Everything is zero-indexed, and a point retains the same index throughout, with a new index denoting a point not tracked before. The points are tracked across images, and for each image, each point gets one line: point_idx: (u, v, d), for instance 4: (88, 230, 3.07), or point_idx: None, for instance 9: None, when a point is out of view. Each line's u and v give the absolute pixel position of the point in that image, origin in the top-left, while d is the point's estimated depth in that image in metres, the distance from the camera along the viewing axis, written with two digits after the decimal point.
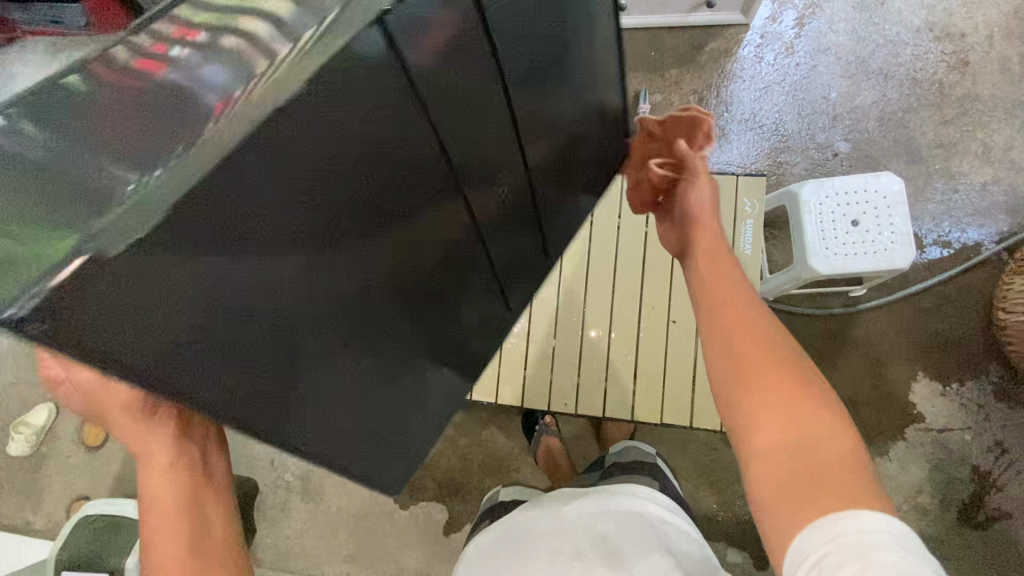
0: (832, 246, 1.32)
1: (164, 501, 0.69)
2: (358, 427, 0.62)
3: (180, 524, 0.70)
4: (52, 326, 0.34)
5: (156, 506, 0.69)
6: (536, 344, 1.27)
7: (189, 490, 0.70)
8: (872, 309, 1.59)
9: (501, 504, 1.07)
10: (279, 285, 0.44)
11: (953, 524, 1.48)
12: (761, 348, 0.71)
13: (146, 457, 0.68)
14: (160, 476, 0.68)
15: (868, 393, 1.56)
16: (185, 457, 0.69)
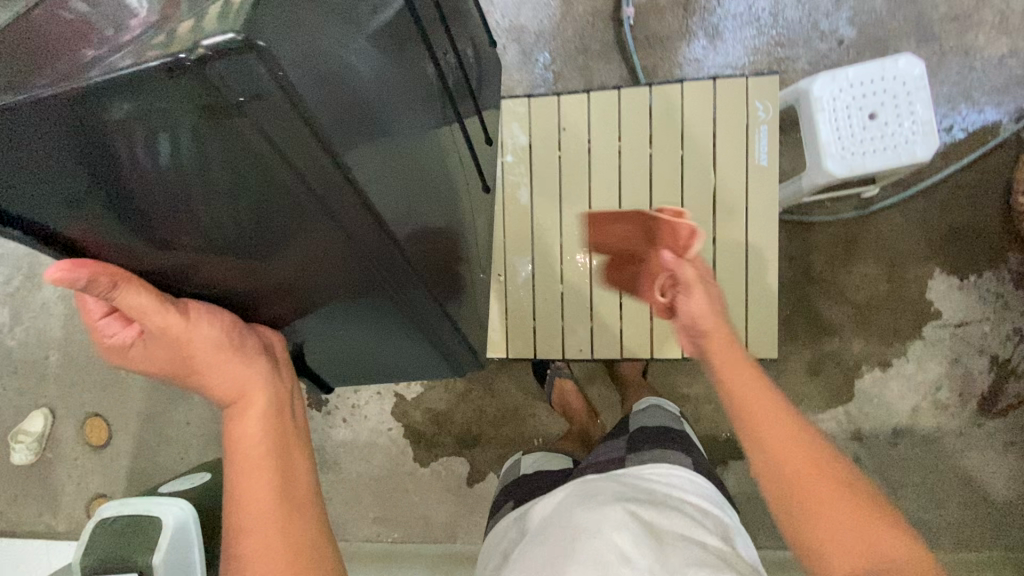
0: (849, 145, 1.21)
1: (257, 452, 0.76)
2: (414, 228, 0.74)
3: (274, 471, 0.76)
4: (215, 81, 0.43)
5: (247, 459, 0.76)
6: (540, 292, 1.14)
7: (278, 434, 0.78)
8: (887, 208, 1.50)
9: (523, 479, 1.02)
10: (328, 78, 0.56)
11: (971, 414, 1.50)
12: (808, 460, 0.72)
13: (239, 406, 0.77)
14: (250, 427, 0.76)
15: (883, 296, 1.52)
16: (279, 401, 0.79)
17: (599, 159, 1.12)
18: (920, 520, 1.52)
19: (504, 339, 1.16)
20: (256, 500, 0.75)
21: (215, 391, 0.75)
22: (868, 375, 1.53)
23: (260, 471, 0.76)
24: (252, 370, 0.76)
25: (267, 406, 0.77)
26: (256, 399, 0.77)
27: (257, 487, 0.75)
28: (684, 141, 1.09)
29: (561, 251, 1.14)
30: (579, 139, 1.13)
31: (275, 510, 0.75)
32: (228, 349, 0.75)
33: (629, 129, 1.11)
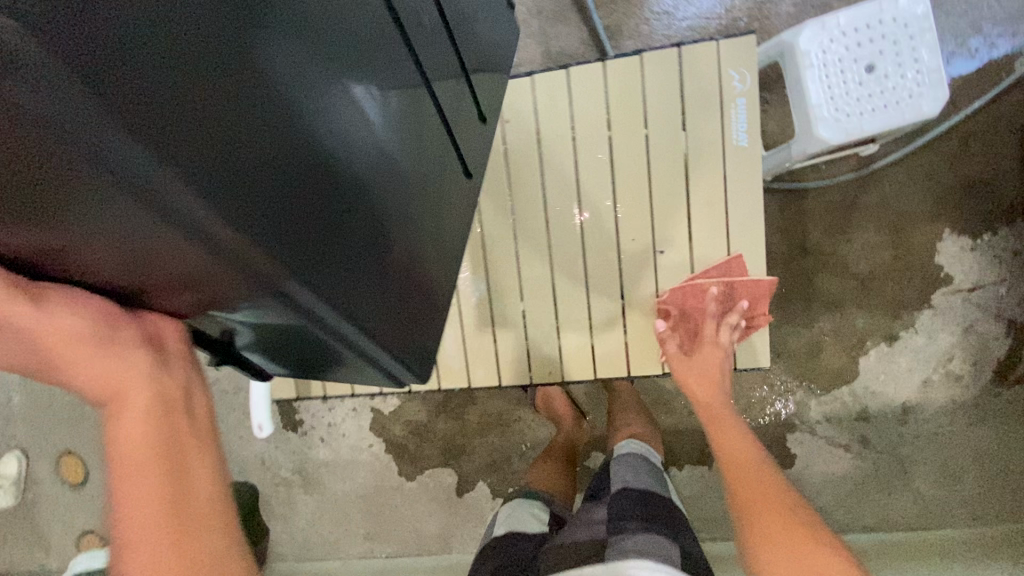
0: (843, 106, 1.04)
1: (138, 468, 0.56)
2: (342, 258, 0.58)
3: (166, 494, 0.57)
4: None
5: (127, 477, 0.56)
6: (497, 311, 1.01)
7: (173, 439, 0.58)
8: (888, 166, 1.34)
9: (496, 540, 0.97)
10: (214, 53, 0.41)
11: (986, 384, 1.38)
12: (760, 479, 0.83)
13: (116, 409, 0.57)
14: (131, 438, 0.56)
15: (887, 265, 1.37)
16: (170, 398, 0.59)
17: (551, 154, 0.96)
18: (932, 498, 1.44)
19: (463, 367, 1.03)
20: (142, 529, 0.56)
21: (88, 390, 0.57)
22: (874, 352, 1.41)
23: (142, 495, 0.56)
24: (131, 365, 0.57)
25: (150, 411, 0.57)
26: (135, 402, 0.57)
27: (141, 513, 0.56)
28: (647, 123, 0.93)
29: (519, 264, 0.99)
30: (525, 130, 0.96)
31: (169, 543, 0.56)
32: (95, 341, 0.55)
33: (582, 113, 0.94)
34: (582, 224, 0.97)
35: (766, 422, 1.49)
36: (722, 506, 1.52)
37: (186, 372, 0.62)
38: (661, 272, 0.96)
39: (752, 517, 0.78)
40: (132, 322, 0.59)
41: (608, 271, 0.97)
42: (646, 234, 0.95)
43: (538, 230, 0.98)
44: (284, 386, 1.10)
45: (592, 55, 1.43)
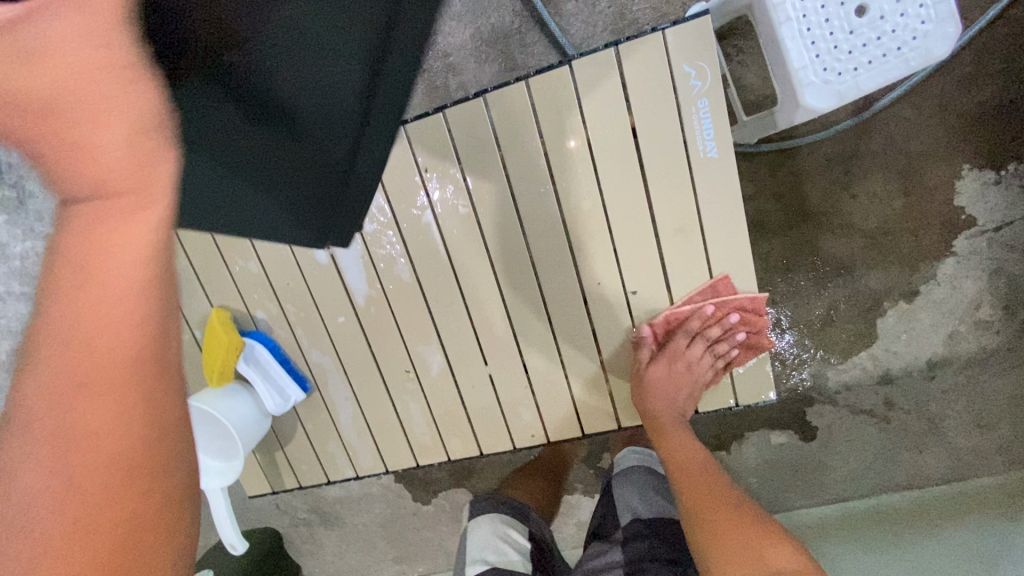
0: (832, 64, 0.85)
1: (93, 318, 0.40)
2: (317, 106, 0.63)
3: (123, 371, 0.41)
4: None
5: (82, 321, 0.40)
6: (466, 376, 0.92)
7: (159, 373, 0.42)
8: (890, 104, 1.15)
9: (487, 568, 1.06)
10: None
11: (1020, 326, 1.26)
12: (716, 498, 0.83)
13: (80, 221, 0.40)
14: (103, 269, 0.40)
15: (901, 216, 1.21)
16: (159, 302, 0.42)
17: (486, 197, 0.88)
18: (967, 450, 1.34)
19: (439, 440, 0.95)
20: (61, 401, 0.40)
21: (69, 174, 0.40)
22: (893, 313, 1.28)
23: (83, 351, 0.40)
24: (138, 155, 0.40)
25: (144, 252, 0.40)
26: (105, 216, 0.40)
27: (76, 386, 0.40)
28: (593, 142, 0.84)
29: (476, 320, 0.91)
30: (458, 175, 0.88)
31: (92, 431, 0.40)
32: (119, 98, 0.39)
33: (513, 146, 0.86)
34: (539, 264, 0.89)
35: (782, 398, 1.39)
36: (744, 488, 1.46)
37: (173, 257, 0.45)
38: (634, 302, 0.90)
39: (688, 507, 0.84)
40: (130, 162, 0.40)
41: (577, 310, 0.90)
42: (612, 264, 0.88)
43: (491, 278, 0.90)
44: (256, 482, 1.03)
45: (531, 28, 1.20)
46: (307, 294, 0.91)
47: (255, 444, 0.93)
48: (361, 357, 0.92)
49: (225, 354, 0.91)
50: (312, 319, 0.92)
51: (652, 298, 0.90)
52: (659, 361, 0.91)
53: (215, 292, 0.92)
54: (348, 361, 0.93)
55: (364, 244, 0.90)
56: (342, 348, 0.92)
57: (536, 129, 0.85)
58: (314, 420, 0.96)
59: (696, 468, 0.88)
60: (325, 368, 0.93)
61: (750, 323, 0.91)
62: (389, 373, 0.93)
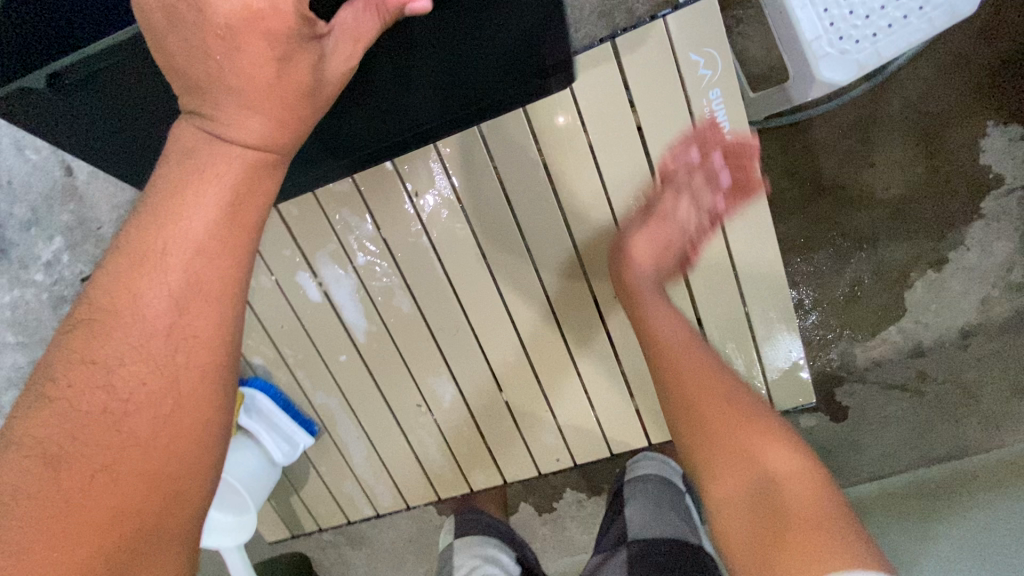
0: (849, 32, 0.80)
1: (193, 266, 0.50)
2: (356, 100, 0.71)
3: (209, 323, 0.51)
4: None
5: (180, 254, 0.50)
6: (481, 403, 0.87)
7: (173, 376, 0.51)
8: (903, 67, 1.09)
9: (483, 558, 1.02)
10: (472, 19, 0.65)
11: None
12: (721, 419, 0.69)
13: (197, 166, 0.51)
14: (197, 217, 0.50)
15: (923, 182, 1.14)
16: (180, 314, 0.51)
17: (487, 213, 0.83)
18: (1010, 418, 1.28)
19: (459, 471, 0.90)
20: (156, 311, 0.50)
21: (225, 122, 0.52)
22: (920, 283, 1.21)
23: (174, 288, 0.50)
24: (270, 144, 0.53)
25: (247, 226, 0.52)
26: (224, 174, 0.51)
27: (171, 310, 0.50)
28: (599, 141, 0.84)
29: (487, 344, 0.86)
30: (453, 193, 0.83)
31: (172, 352, 0.50)
32: (296, 96, 0.53)
33: (512, 154, 0.83)
34: (548, 274, 0.85)
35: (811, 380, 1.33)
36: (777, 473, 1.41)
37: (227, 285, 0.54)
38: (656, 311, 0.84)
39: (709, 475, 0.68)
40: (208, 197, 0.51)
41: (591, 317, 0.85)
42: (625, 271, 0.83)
43: (496, 298, 0.85)
44: (273, 528, 0.98)
45: None
46: (305, 336, 0.86)
47: (264, 495, 0.88)
48: (368, 395, 0.87)
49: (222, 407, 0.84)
50: (314, 361, 0.87)
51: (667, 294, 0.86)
52: (640, 235, 0.82)
53: None
54: (355, 400, 0.88)
55: (358, 278, 0.84)
56: (348, 388, 0.87)
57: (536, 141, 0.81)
58: (326, 461, 0.92)
59: (695, 376, 0.73)
60: (332, 410, 0.89)
61: (739, 168, 0.83)
62: (399, 408, 0.87)
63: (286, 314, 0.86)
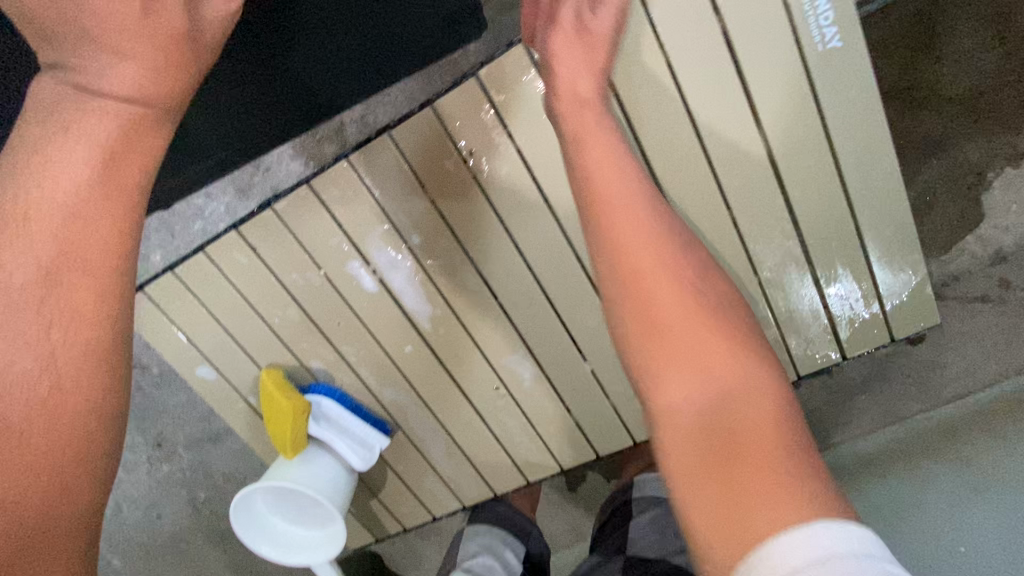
0: None
1: (64, 220, 0.41)
2: None
3: (88, 288, 0.42)
4: None
5: (47, 207, 0.41)
6: (565, 377, 0.76)
7: (77, 341, 0.41)
8: None
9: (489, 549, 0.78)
10: None
11: None
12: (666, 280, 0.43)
13: (62, 120, 0.42)
14: (67, 165, 0.42)
15: (1000, 69, 1.03)
16: (44, 269, 0.41)
17: (548, 151, 0.65)
18: None
19: (546, 451, 0.81)
20: (24, 274, 0.40)
21: (95, 74, 0.44)
22: (1001, 182, 1.07)
23: (47, 247, 0.41)
24: (145, 98, 0.45)
25: (130, 186, 0.44)
26: (97, 126, 0.43)
27: (40, 267, 0.41)
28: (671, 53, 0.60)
29: (557, 313, 0.72)
30: (507, 137, 0.64)
31: (44, 313, 0.41)
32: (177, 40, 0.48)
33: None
34: None
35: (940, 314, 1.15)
36: (844, 437, 1.21)
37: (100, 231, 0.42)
38: (770, 248, 0.66)
39: (660, 361, 0.42)
40: (72, 140, 0.42)
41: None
42: (732, 203, 0.65)
43: (569, 260, 0.69)
44: (357, 533, 0.94)
45: None
46: (358, 325, 0.74)
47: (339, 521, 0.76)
48: (437, 385, 0.78)
49: (293, 421, 0.75)
50: (378, 358, 0.76)
51: (769, 233, 0.66)
52: (581, 114, 0.51)
53: (258, 351, 0.77)
54: (424, 391, 0.78)
55: (414, 259, 0.70)
56: (417, 381, 0.78)
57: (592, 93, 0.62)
58: (403, 460, 0.85)
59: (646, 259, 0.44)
60: (403, 406, 0.80)
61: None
62: (474, 391, 0.78)
63: (338, 311, 0.74)
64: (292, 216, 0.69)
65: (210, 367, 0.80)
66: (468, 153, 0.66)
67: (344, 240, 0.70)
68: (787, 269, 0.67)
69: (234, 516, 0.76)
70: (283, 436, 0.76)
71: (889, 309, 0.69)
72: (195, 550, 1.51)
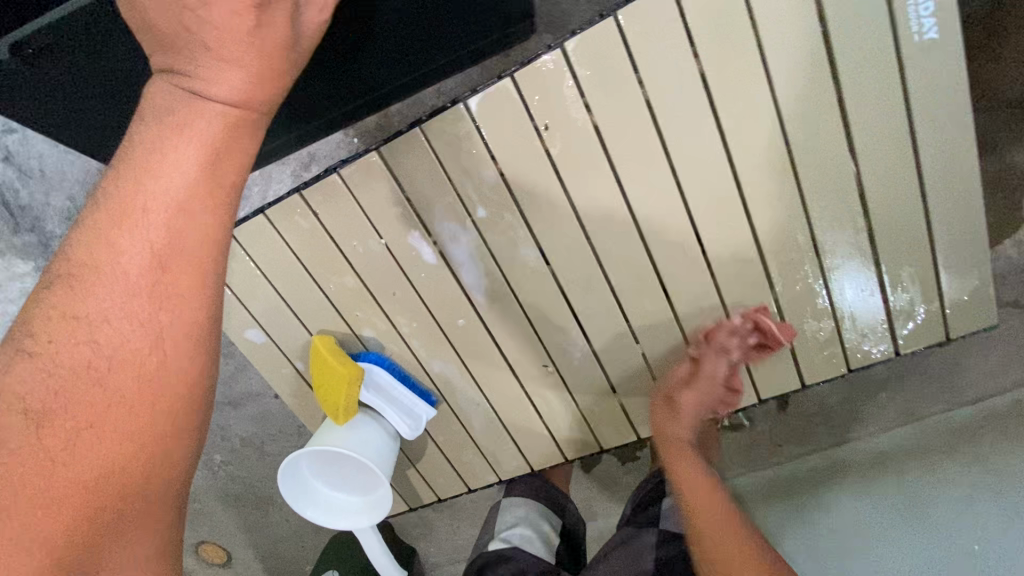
0: None
1: (172, 221, 0.42)
2: None
3: (193, 284, 0.44)
4: None
5: (160, 210, 0.42)
6: (617, 359, 0.76)
7: (168, 326, 0.43)
8: None
9: (526, 522, 0.79)
10: None
11: None
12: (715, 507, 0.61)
13: (174, 125, 0.43)
14: (175, 169, 0.42)
15: None
16: (145, 267, 0.42)
17: (622, 127, 0.63)
18: None
19: (591, 431, 0.82)
20: (133, 268, 0.42)
21: (203, 77, 0.44)
22: None
23: (154, 243, 0.42)
24: (249, 102, 0.45)
25: (230, 187, 0.45)
26: (204, 132, 0.43)
27: (149, 267, 0.42)
28: (763, 30, 0.58)
29: (616, 295, 0.72)
30: (587, 117, 0.64)
31: (153, 313, 0.42)
32: (279, 49, 0.46)
33: (652, 53, 0.60)
34: (694, 213, 0.67)
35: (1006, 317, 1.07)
36: (859, 435, 1.12)
37: (200, 229, 0.44)
38: (837, 240, 0.66)
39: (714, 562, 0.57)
40: (180, 146, 0.43)
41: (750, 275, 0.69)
42: (808, 192, 0.64)
43: (633, 241, 0.69)
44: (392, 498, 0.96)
45: None
46: (414, 296, 0.75)
47: (383, 493, 0.79)
48: (486, 360, 0.78)
49: (348, 386, 0.75)
50: (430, 330, 0.77)
51: (844, 223, 0.65)
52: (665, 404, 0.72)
53: (311, 317, 0.77)
54: (475, 366, 0.79)
55: (477, 232, 0.70)
56: (467, 355, 0.78)
57: (679, 73, 0.61)
58: (445, 432, 0.86)
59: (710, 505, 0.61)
60: (450, 378, 0.80)
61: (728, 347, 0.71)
62: (524, 370, 0.79)
63: (395, 282, 0.74)
64: (357, 181, 0.69)
65: (260, 330, 0.80)
66: (541, 132, 0.65)
67: (406, 210, 0.70)
68: (850, 259, 0.67)
69: (283, 480, 0.77)
70: (335, 404, 0.77)
71: (948, 304, 0.69)
72: (210, 511, 1.53)
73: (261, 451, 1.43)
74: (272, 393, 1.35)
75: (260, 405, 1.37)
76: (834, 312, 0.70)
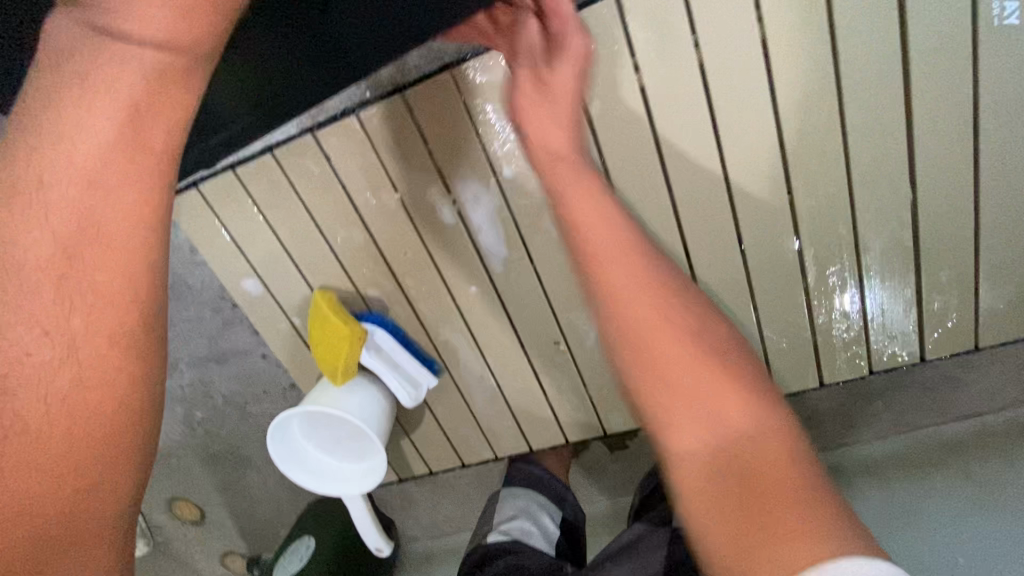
0: None
1: (79, 203, 0.33)
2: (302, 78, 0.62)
3: (120, 283, 0.34)
4: None
5: (61, 185, 0.32)
6: None
7: (107, 317, 0.34)
8: None
9: (526, 515, 0.76)
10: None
11: None
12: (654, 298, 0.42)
13: (71, 77, 0.32)
14: (77, 137, 0.32)
15: None
16: (46, 268, 0.32)
17: (668, 91, 0.60)
18: None
19: (596, 415, 0.79)
20: (30, 266, 0.32)
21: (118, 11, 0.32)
22: None
23: (58, 232, 0.32)
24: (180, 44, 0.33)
25: (161, 156, 0.35)
26: (112, 87, 0.32)
27: (55, 261, 0.32)
28: (840, 5, 0.55)
29: None
30: (633, 73, 0.60)
31: (63, 322, 0.33)
32: None
33: (716, 18, 0.57)
34: (735, 194, 0.64)
35: None
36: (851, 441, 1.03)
37: (118, 212, 0.34)
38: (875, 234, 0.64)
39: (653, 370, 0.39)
40: (83, 110, 0.32)
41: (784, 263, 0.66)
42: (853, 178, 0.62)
43: (667, 211, 0.67)
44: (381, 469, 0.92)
45: None
46: (426, 257, 0.70)
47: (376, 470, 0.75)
48: (495, 331, 0.74)
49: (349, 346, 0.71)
50: (438, 294, 0.73)
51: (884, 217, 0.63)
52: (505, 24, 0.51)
53: (313, 270, 0.73)
54: (483, 337, 0.75)
55: (501, 193, 0.66)
56: (475, 324, 0.74)
57: (736, 40, 0.58)
58: (444, 404, 0.82)
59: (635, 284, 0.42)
60: (455, 347, 0.76)
61: None
62: (534, 345, 0.75)
63: (406, 239, 0.70)
64: (376, 127, 0.64)
65: (257, 280, 0.75)
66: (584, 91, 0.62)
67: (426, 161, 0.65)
68: (889, 257, 0.65)
69: (273, 443, 0.73)
70: (334, 362, 0.73)
71: (982, 312, 0.67)
72: (184, 467, 1.49)
73: (243, 410, 1.39)
74: (259, 352, 1.30)
75: (245, 363, 1.32)
76: (862, 321, 0.69)
